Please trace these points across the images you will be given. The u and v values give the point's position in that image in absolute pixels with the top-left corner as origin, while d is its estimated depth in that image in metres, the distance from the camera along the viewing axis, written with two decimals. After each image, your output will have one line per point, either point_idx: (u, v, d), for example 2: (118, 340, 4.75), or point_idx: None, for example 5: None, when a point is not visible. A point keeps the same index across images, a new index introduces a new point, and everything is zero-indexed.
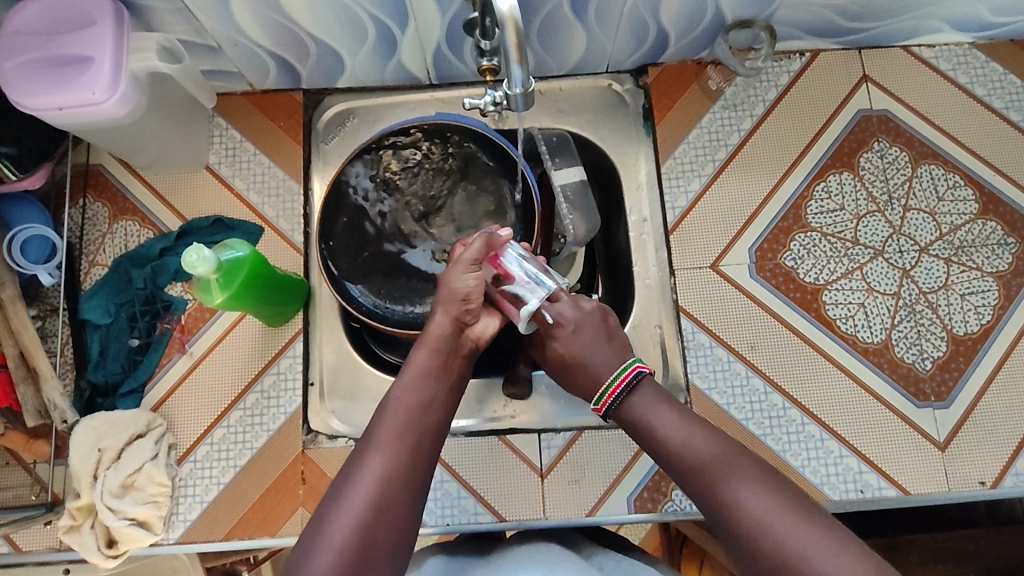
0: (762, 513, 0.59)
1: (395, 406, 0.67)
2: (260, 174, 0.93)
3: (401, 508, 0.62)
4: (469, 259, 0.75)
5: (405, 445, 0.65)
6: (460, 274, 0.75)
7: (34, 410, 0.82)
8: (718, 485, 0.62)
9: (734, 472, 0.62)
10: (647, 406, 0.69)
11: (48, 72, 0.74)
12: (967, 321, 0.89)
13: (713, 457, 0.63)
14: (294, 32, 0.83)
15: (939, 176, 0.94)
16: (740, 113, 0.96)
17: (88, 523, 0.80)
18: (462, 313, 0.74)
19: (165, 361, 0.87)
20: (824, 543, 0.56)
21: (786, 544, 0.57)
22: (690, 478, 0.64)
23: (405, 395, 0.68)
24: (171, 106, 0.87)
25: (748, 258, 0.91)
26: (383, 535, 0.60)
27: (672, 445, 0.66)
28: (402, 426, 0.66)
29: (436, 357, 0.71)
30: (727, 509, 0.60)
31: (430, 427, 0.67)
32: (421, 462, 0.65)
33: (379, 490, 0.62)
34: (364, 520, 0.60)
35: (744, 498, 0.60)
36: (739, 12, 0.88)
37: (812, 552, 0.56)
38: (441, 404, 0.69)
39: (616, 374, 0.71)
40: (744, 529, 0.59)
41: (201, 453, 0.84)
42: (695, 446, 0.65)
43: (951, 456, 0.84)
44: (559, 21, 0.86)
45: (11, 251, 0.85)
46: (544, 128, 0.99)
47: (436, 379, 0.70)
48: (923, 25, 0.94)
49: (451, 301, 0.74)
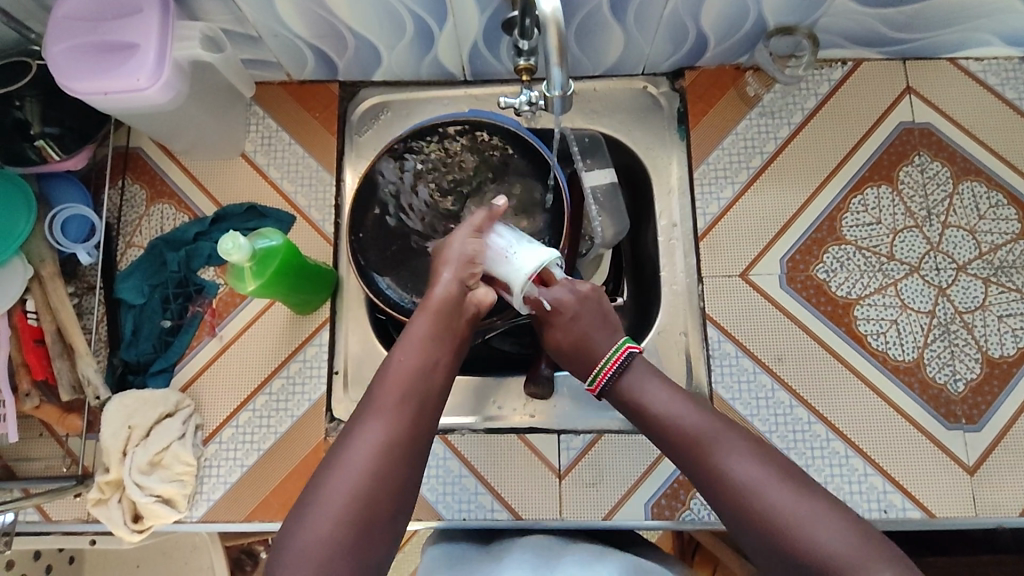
0: (757, 483, 0.60)
1: (394, 374, 0.68)
2: (295, 164, 0.94)
3: (402, 470, 0.63)
4: (473, 227, 0.76)
5: (404, 410, 0.66)
6: (461, 239, 0.76)
7: (68, 385, 0.84)
8: (707, 454, 0.63)
9: (728, 443, 0.63)
10: (639, 379, 0.71)
11: (95, 57, 0.75)
12: (1003, 343, 0.86)
13: (702, 430, 0.65)
14: (334, 24, 0.83)
15: (981, 193, 0.91)
16: (777, 120, 0.95)
17: (116, 497, 0.82)
18: (466, 278, 0.75)
19: (195, 343, 0.89)
20: (813, 510, 0.58)
21: (772, 508, 0.59)
22: (682, 451, 0.65)
23: (405, 361, 0.69)
24: (211, 93, 0.88)
25: (779, 268, 0.90)
26: (383, 500, 0.61)
27: (661, 420, 0.67)
28: (402, 392, 0.67)
29: (438, 321, 0.71)
30: (720, 479, 0.62)
31: (430, 395, 0.68)
32: (419, 427, 0.66)
33: (379, 455, 0.62)
34: (366, 483, 0.61)
35: (739, 469, 0.61)
36: (781, 18, 0.87)
37: (798, 516, 0.58)
38: (440, 372, 0.70)
39: (611, 352, 0.73)
40: (740, 501, 0.60)
41: (226, 435, 0.86)
42: (687, 417, 0.66)
43: (980, 481, 0.82)
44: (598, 21, 0.85)
45: (51, 229, 0.87)
46: (577, 129, 0.99)
47: (436, 345, 0.70)
48: (973, 37, 0.91)
49: (457, 261, 0.75)
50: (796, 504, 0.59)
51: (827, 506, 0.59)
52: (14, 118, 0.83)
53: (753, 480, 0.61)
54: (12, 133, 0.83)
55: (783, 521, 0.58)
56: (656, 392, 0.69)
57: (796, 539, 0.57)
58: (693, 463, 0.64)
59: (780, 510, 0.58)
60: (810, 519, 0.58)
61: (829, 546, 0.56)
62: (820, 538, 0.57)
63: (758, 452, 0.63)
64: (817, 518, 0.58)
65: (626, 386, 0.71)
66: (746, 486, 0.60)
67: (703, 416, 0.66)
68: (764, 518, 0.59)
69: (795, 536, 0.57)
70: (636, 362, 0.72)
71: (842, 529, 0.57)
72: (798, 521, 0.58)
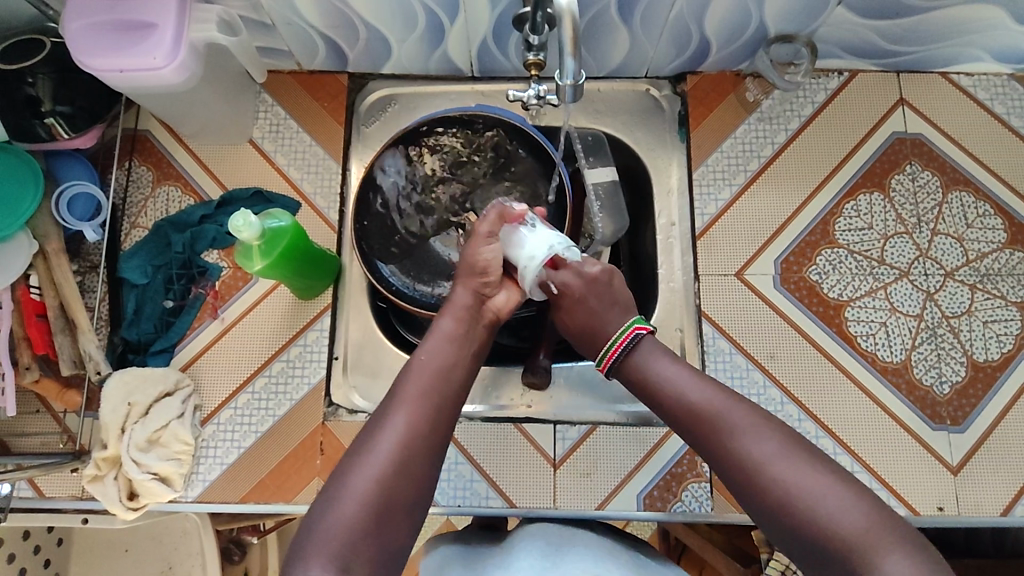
0: (771, 461, 0.60)
1: (418, 370, 0.69)
2: (302, 151, 0.96)
3: (422, 465, 0.63)
4: (484, 232, 0.77)
5: (427, 407, 0.67)
6: (483, 245, 0.76)
7: (69, 360, 0.84)
8: (718, 431, 0.63)
9: (737, 418, 0.63)
10: (648, 354, 0.71)
11: (113, 35, 0.77)
12: (988, 348, 0.89)
13: (713, 404, 0.65)
14: (348, 15, 0.85)
15: (969, 203, 0.94)
16: (775, 126, 0.97)
17: (112, 474, 0.82)
18: (482, 287, 0.76)
19: (196, 325, 0.90)
20: (829, 487, 0.58)
21: (785, 485, 0.59)
22: (692, 427, 0.66)
23: (428, 359, 0.70)
24: (223, 79, 0.90)
25: (773, 269, 0.92)
26: (404, 489, 0.62)
27: (670, 393, 0.68)
28: (425, 389, 0.68)
29: (461, 324, 0.74)
30: (731, 453, 0.62)
31: (450, 392, 0.69)
32: (441, 424, 0.66)
33: (401, 449, 0.63)
34: (386, 477, 0.61)
35: (748, 443, 0.62)
36: (782, 26, 0.90)
37: (814, 494, 0.57)
38: (460, 369, 0.71)
39: (616, 336, 0.74)
40: (751, 474, 0.60)
41: (225, 416, 0.86)
42: (697, 393, 0.67)
43: (963, 480, 0.85)
44: (605, 23, 0.88)
45: (58, 206, 0.88)
46: (580, 128, 1.01)
47: (458, 345, 0.72)
48: (964, 52, 0.95)
49: (472, 270, 0.76)
50: (808, 480, 0.58)
51: (842, 485, 0.58)
52: (26, 94, 0.82)
53: (766, 455, 0.61)
54: (21, 109, 0.82)
55: (796, 498, 0.58)
56: (665, 366, 0.70)
57: (809, 513, 0.57)
58: (704, 437, 0.65)
59: (795, 487, 0.58)
60: (826, 496, 0.57)
61: (845, 523, 0.56)
62: (834, 513, 0.56)
63: (771, 427, 0.63)
64: (835, 494, 0.57)
65: (632, 363, 0.72)
66: (758, 460, 0.61)
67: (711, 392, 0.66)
68: (779, 494, 0.58)
69: (807, 512, 0.57)
70: (644, 342, 0.73)
71: (857, 507, 0.57)
72: (813, 499, 0.57)
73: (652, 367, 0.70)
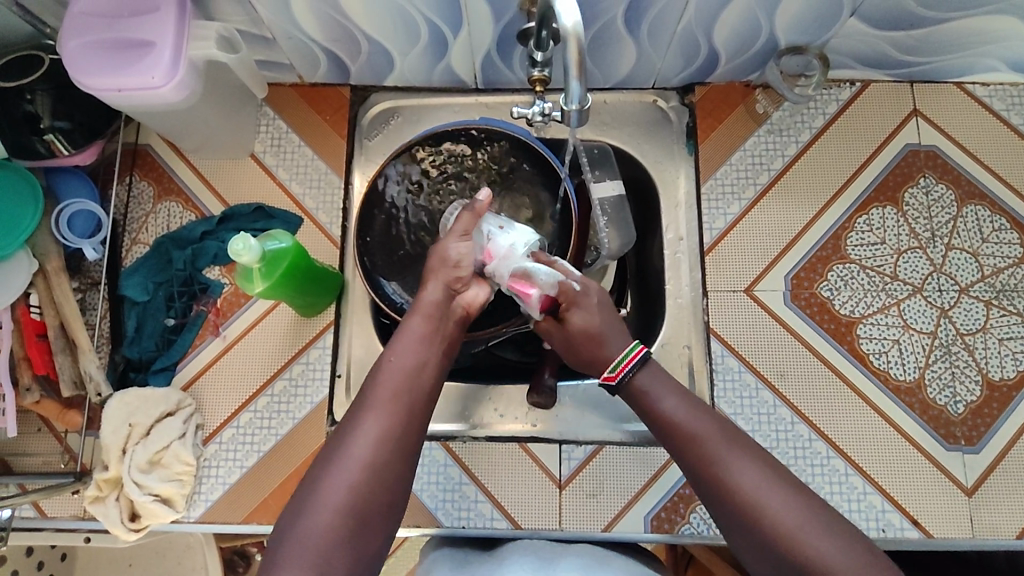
0: (764, 496, 0.61)
1: (388, 371, 0.68)
2: (303, 166, 0.94)
3: (396, 468, 0.63)
4: (460, 231, 0.75)
5: (399, 409, 0.65)
6: (451, 243, 0.74)
7: (69, 381, 0.84)
8: (713, 463, 0.63)
9: (732, 452, 0.63)
10: (650, 383, 0.70)
11: (112, 54, 0.75)
12: (1003, 366, 0.87)
13: (709, 436, 0.65)
14: (347, 27, 0.83)
15: (984, 217, 0.92)
16: (786, 138, 0.96)
17: (113, 495, 0.81)
18: (454, 283, 0.74)
19: (198, 342, 0.89)
20: (818, 526, 0.59)
21: (777, 522, 0.59)
22: (689, 461, 0.65)
23: (400, 359, 0.68)
24: (224, 95, 0.88)
25: (783, 285, 0.91)
26: (378, 495, 0.61)
27: (668, 424, 0.67)
28: (396, 391, 0.66)
29: (429, 322, 0.71)
30: (723, 485, 0.62)
31: (422, 393, 0.68)
32: (414, 425, 0.65)
33: (375, 454, 0.62)
34: (360, 483, 0.61)
35: (741, 477, 0.62)
36: (793, 38, 0.88)
37: (805, 530, 0.59)
38: (431, 370, 0.69)
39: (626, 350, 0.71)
40: (745, 509, 0.61)
41: (226, 436, 0.86)
42: (696, 424, 0.66)
43: (978, 502, 0.83)
44: (612, 35, 0.86)
45: (58, 224, 0.87)
46: (586, 141, 0.99)
47: (429, 344, 0.70)
48: (978, 63, 0.92)
49: (443, 269, 0.74)
50: (801, 519, 0.59)
51: (830, 525, 0.59)
52: (25, 111, 0.82)
53: (757, 490, 0.61)
54: (21, 125, 0.82)
55: (787, 536, 0.59)
56: (666, 397, 0.68)
57: (799, 552, 0.58)
58: (698, 468, 0.64)
59: (786, 526, 0.59)
60: (814, 535, 0.58)
61: (832, 562, 0.57)
62: (823, 551, 0.58)
63: (762, 462, 0.63)
64: (823, 534, 0.59)
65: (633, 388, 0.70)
66: (749, 494, 0.61)
67: (706, 423, 0.66)
68: (772, 531, 0.59)
69: (797, 550, 0.58)
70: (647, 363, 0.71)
71: (845, 547, 0.58)
72: (803, 538, 0.59)
73: (653, 396, 0.69)
